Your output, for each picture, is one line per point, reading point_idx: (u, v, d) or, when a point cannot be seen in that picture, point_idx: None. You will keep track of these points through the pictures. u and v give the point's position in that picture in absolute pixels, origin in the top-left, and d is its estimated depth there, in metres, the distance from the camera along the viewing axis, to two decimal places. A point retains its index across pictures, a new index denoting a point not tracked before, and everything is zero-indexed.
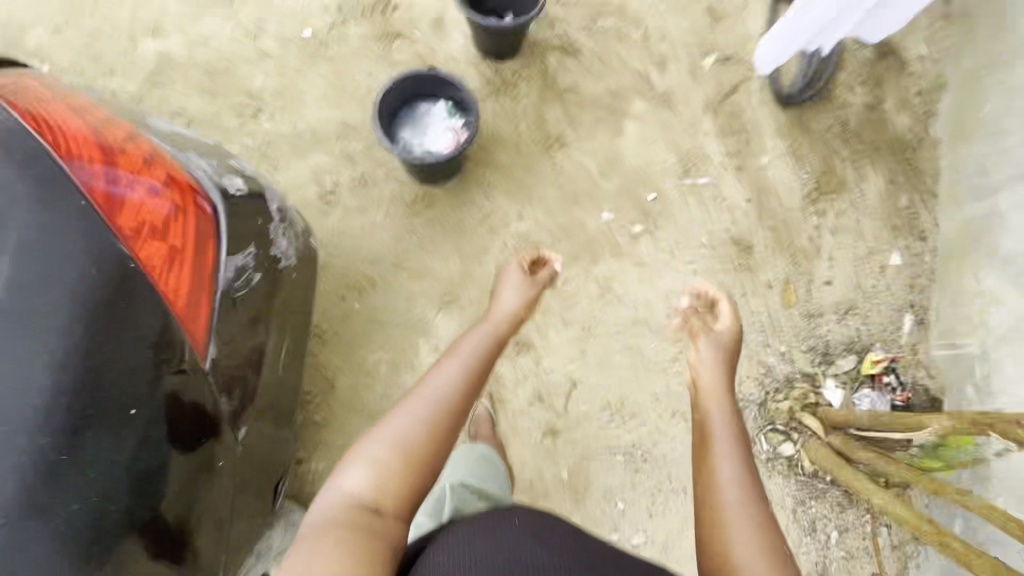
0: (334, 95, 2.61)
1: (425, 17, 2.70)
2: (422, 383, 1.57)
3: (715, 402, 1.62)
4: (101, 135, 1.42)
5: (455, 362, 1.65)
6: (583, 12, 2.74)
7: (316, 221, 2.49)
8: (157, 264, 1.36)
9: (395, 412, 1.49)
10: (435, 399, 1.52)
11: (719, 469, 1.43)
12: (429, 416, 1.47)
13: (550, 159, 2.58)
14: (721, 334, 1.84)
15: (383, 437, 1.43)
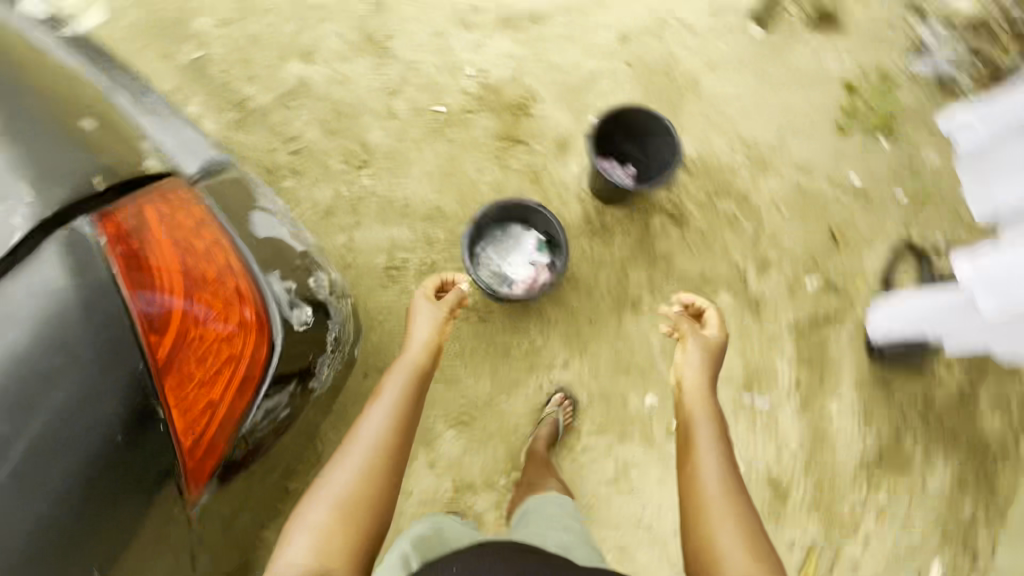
0: (440, 177, 2.62)
1: (553, 135, 2.70)
2: (359, 430, 1.59)
3: (700, 398, 1.74)
4: (155, 232, 1.16)
5: (379, 410, 1.63)
6: (705, 186, 2.69)
7: (373, 290, 2.46)
8: (176, 410, 1.14)
9: (329, 467, 1.50)
10: (367, 445, 1.54)
11: (706, 505, 1.49)
12: (362, 461, 1.49)
13: (616, 318, 2.48)
14: (715, 328, 1.94)
15: (319, 501, 1.43)
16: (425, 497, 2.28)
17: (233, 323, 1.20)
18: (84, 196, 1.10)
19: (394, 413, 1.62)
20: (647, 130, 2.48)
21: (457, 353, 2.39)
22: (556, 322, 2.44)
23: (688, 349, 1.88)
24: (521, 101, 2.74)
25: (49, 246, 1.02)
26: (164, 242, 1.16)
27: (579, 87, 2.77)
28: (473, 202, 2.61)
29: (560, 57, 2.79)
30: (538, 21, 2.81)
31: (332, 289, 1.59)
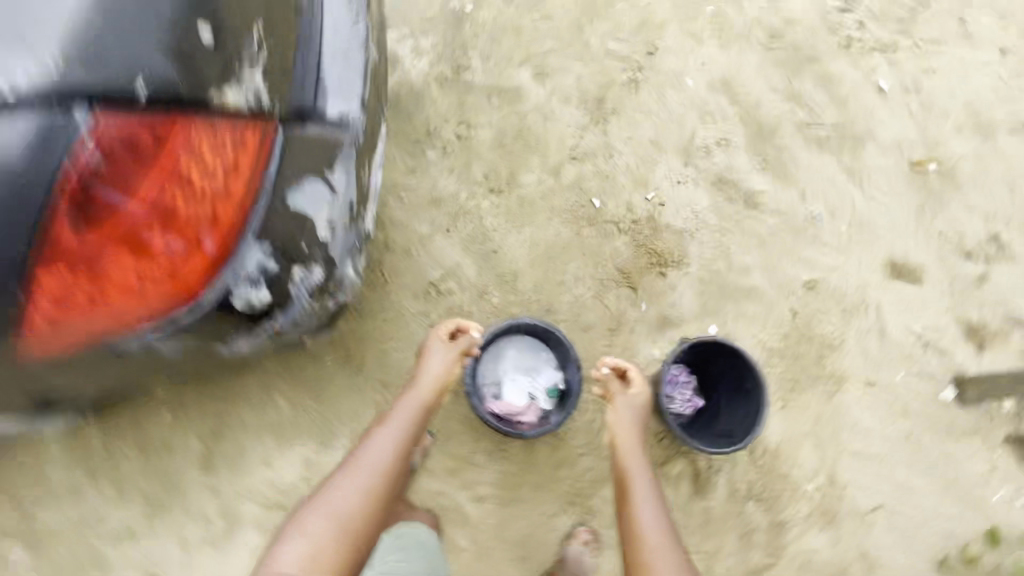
0: (542, 254, 2.48)
1: (664, 309, 2.46)
2: (356, 460, 1.69)
3: (638, 468, 1.88)
4: (166, 122, 1.07)
5: (377, 441, 1.76)
6: (751, 479, 2.30)
7: (405, 291, 2.40)
8: (57, 289, 1.10)
9: (329, 486, 1.60)
10: (366, 467, 1.67)
11: (652, 559, 1.61)
12: (359, 481, 1.62)
13: (558, 507, 2.21)
14: (637, 399, 2.04)
15: (317, 512, 1.54)
16: (276, 482, 2.18)
17: (178, 256, 1.17)
18: (114, 94, 0.99)
19: (390, 446, 1.75)
20: (743, 392, 2.15)
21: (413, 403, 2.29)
22: (508, 459, 2.21)
23: (615, 416, 2.01)
24: (666, 258, 2.52)
25: (28, 116, 0.94)
26: (170, 135, 1.08)
27: (728, 293, 2.51)
28: (546, 298, 2.44)
29: (740, 257, 2.56)
30: (752, 213, 2.63)
31: (313, 288, 1.55)
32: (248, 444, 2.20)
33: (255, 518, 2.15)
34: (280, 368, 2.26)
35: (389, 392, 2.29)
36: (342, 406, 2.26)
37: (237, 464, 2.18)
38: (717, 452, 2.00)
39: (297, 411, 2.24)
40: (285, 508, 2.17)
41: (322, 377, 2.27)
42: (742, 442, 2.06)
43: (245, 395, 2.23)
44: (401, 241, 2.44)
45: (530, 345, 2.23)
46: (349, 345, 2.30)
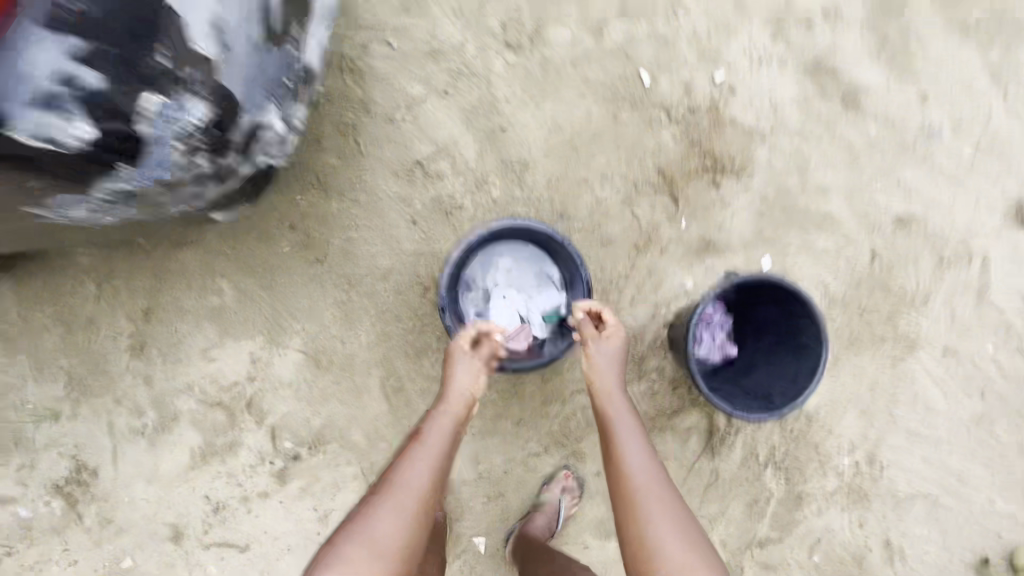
0: (564, 140, 1.91)
1: (708, 230, 1.93)
2: (396, 489, 1.27)
3: (622, 407, 1.45)
4: None
5: (419, 459, 1.33)
6: (774, 444, 1.92)
7: (385, 167, 1.90)
8: None
9: (368, 521, 1.21)
10: (411, 496, 1.26)
11: (649, 527, 1.25)
12: (413, 511, 1.25)
13: (542, 446, 1.89)
14: (614, 336, 1.54)
15: (375, 555, 1.17)
16: (218, 378, 1.86)
17: None
18: None
19: (436, 469, 1.33)
20: (791, 346, 1.68)
21: (382, 307, 1.88)
22: (491, 387, 1.87)
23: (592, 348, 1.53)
24: (724, 162, 1.93)
25: None
26: None
27: (795, 217, 1.95)
28: (562, 197, 1.91)
29: (820, 173, 1.97)
30: (849, 116, 1.98)
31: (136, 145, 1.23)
32: (187, 329, 1.86)
33: (191, 415, 1.85)
34: (226, 245, 1.87)
35: (355, 291, 1.88)
36: (296, 298, 1.88)
37: (174, 351, 1.86)
38: (744, 415, 1.57)
39: (243, 297, 1.87)
40: (226, 407, 1.86)
41: (276, 261, 1.88)
42: (778, 406, 1.62)
43: (184, 273, 1.86)
44: (385, 103, 1.90)
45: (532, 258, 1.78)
46: (311, 228, 1.88)
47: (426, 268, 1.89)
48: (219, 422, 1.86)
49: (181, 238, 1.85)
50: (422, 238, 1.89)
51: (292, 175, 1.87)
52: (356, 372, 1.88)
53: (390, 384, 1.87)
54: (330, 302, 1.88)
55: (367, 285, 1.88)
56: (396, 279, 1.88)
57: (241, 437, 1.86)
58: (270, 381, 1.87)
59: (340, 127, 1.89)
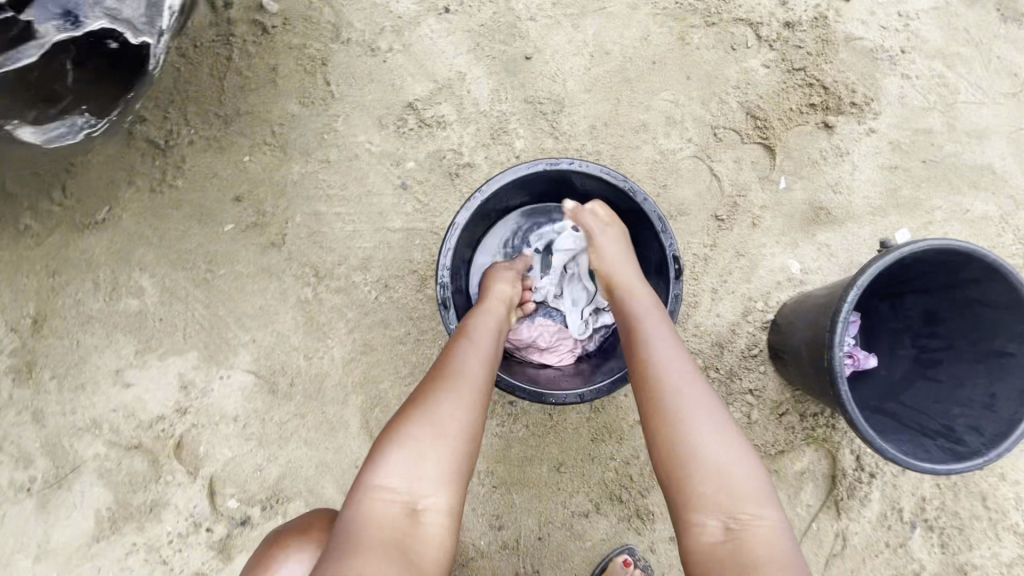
0: (611, 71, 1.37)
1: (818, 192, 1.37)
2: (457, 371, 0.88)
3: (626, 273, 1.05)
4: None
5: (474, 346, 0.94)
6: (924, 494, 1.34)
7: (364, 114, 1.36)
8: None
9: (427, 402, 0.83)
10: (470, 383, 0.87)
11: (671, 404, 0.83)
12: (487, 401, 0.87)
13: (592, 501, 1.33)
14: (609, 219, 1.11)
15: (438, 441, 0.80)
16: (134, 412, 1.33)
17: None
18: None
19: (497, 357, 0.95)
20: (976, 352, 1.10)
21: (363, 308, 1.34)
22: (518, 419, 1.33)
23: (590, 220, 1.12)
24: (837, 97, 1.37)
25: None
26: None
27: (942, 171, 1.38)
28: (611, 149, 1.36)
29: (973, 109, 1.39)
30: (1010, 28, 1.41)
31: None
32: (94, 343, 1.34)
33: (97, 464, 1.32)
34: (145, 227, 1.35)
35: (325, 286, 1.34)
36: (244, 298, 1.35)
37: (75, 374, 1.34)
38: (927, 467, 1.01)
39: (170, 298, 1.35)
40: (146, 453, 1.33)
41: (215, 247, 1.35)
42: (975, 448, 1.04)
43: (87, 267, 1.34)
44: (363, 26, 1.38)
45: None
46: (262, 199, 1.35)
47: (423, 252, 1.35)
48: (136, 474, 1.32)
49: (85, 220, 1.35)
50: (417, 210, 1.35)
51: (236, 128, 1.36)
52: (327, 401, 1.33)
53: (375, 418, 1.33)
54: (291, 302, 1.34)
55: (342, 278, 1.34)
56: (382, 269, 1.34)
57: (167, 494, 1.32)
58: (207, 415, 1.33)
59: (302, 61, 1.37)
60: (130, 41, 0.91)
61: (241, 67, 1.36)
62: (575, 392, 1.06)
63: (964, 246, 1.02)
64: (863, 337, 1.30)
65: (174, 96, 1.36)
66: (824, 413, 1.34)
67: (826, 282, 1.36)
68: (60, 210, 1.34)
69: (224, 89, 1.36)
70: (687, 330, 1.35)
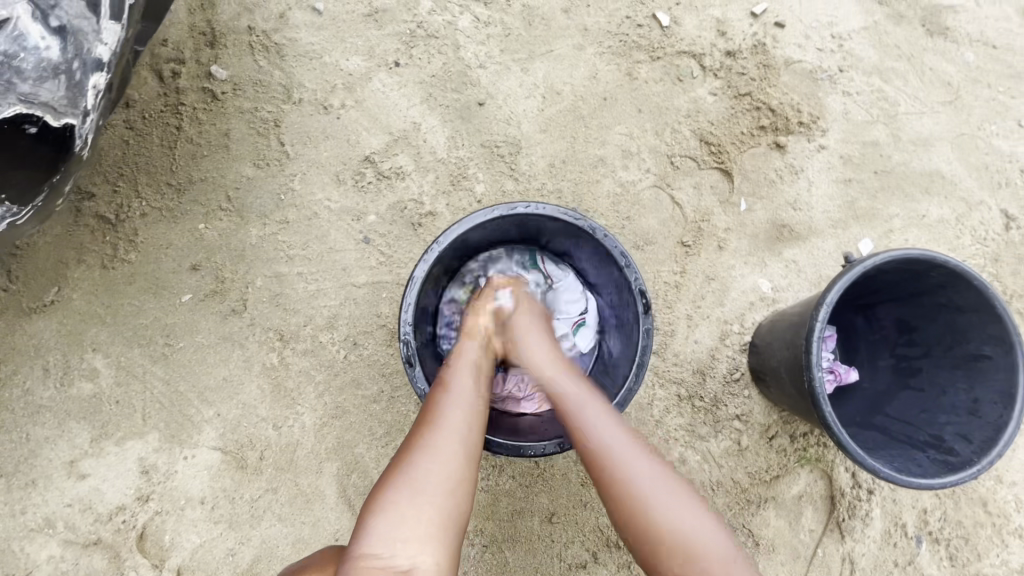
0: (564, 111, 1.39)
1: (779, 210, 1.39)
2: (437, 426, 0.85)
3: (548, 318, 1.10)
4: None
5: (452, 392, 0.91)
6: (925, 506, 1.31)
7: (321, 171, 1.35)
8: None
9: (409, 457, 0.82)
10: (452, 432, 0.85)
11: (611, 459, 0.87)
12: (473, 456, 0.84)
13: (589, 551, 1.26)
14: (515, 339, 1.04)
15: (418, 502, 0.77)
16: (92, 505, 1.24)
17: None
18: None
19: (481, 402, 0.92)
20: (952, 358, 1.10)
21: (332, 369, 1.29)
22: (503, 470, 1.27)
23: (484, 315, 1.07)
24: (785, 118, 1.41)
25: None
26: None
27: (895, 180, 1.41)
28: (572, 185, 1.37)
29: (914, 119, 1.44)
30: (937, 42, 1.48)
31: None
32: (43, 434, 1.25)
33: (52, 566, 1.22)
34: (97, 305, 1.29)
35: (291, 350, 1.29)
36: (206, 370, 1.28)
37: (24, 469, 1.24)
38: (921, 481, 0.99)
39: (126, 377, 1.28)
40: (105, 549, 1.23)
41: (173, 320, 1.30)
42: (966, 457, 1.02)
43: (36, 353, 1.27)
44: (314, 86, 1.38)
45: (559, 280, 1.22)
46: (220, 266, 1.31)
47: (391, 304, 1.31)
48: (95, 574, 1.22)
49: (32, 304, 1.28)
50: (381, 263, 1.32)
51: (190, 196, 1.33)
52: (300, 471, 1.26)
53: (352, 484, 1.26)
54: (255, 369, 1.28)
55: (308, 339, 1.29)
56: (349, 326, 1.30)
57: None
58: (172, 500, 1.25)
59: (254, 124, 1.36)
60: (50, 123, 0.84)
61: (192, 135, 1.34)
62: (556, 441, 1.01)
63: (924, 254, 1.02)
64: (841, 350, 1.29)
65: (124, 169, 1.32)
66: (814, 431, 1.31)
67: (798, 298, 1.36)
68: (6, 296, 1.28)
69: (174, 157, 1.34)
70: (666, 360, 1.33)
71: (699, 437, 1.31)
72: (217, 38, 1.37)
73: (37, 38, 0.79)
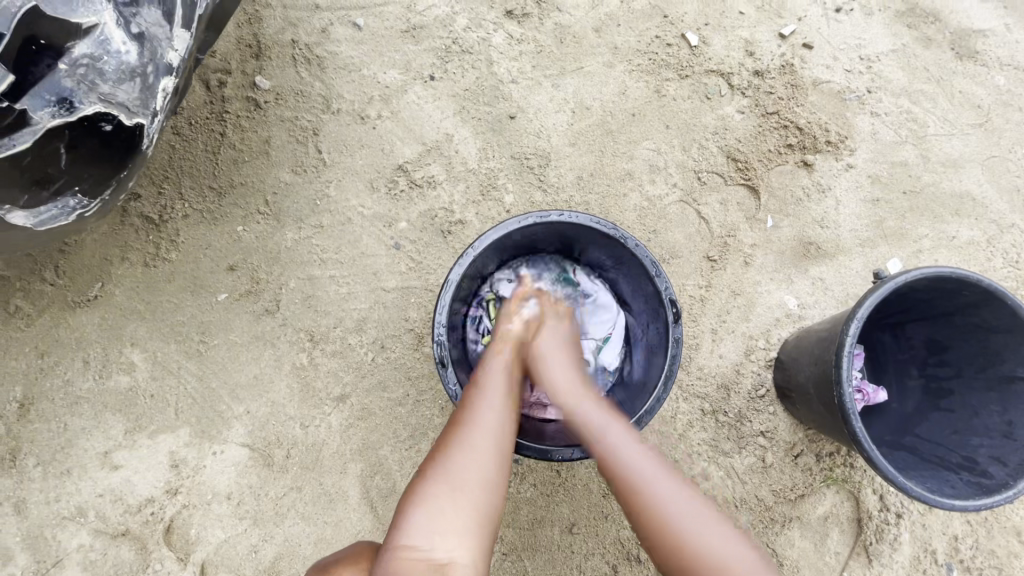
0: (593, 125, 1.43)
1: (806, 228, 1.39)
2: (471, 424, 0.87)
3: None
4: None
5: (488, 392, 0.93)
6: (956, 533, 1.27)
7: (356, 178, 1.39)
8: None
9: (447, 452, 0.83)
10: (488, 432, 0.86)
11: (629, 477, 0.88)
12: (507, 452, 0.85)
13: (609, 563, 1.25)
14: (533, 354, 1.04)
15: (457, 495, 0.78)
16: (123, 496, 1.27)
17: None
18: None
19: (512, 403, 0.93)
20: (985, 379, 1.08)
21: (360, 370, 1.31)
22: (525, 478, 1.27)
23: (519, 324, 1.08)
24: (813, 136, 1.42)
25: None
26: None
27: (924, 200, 1.41)
28: (599, 198, 1.39)
29: (944, 141, 1.44)
30: (967, 65, 1.48)
31: None
32: (79, 425, 1.29)
33: (81, 555, 1.25)
34: (137, 301, 1.34)
35: (320, 351, 1.32)
36: (238, 367, 1.32)
37: (59, 458, 1.28)
38: (949, 501, 0.98)
39: (161, 372, 1.32)
40: (133, 540, 1.25)
41: (209, 317, 1.34)
42: (1001, 480, 1.00)
43: (77, 345, 1.32)
44: (352, 97, 1.43)
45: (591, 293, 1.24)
46: (256, 267, 1.35)
47: (419, 309, 1.34)
48: (122, 564, 1.25)
49: (76, 298, 1.33)
50: (411, 269, 1.35)
51: (231, 199, 1.38)
52: (325, 471, 1.28)
53: (375, 486, 1.27)
54: (285, 369, 1.31)
55: (337, 341, 1.32)
56: (378, 330, 1.33)
57: None
58: (200, 495, 1.27)
59: (294, 132, 1.41)
60: (124, 122, 0.89)
61: (235, 141, 1.40)
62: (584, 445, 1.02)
63: (956, 272, 1.02)
64: (868, 369, 1.28)
65: (169, 172, 1.38)
66: (841, 451, 1.29)
67: (825, 316, 1.35)
68: (51, 289, 1.33)
69: (217, 162, 1.39)
70: (691, 373, 1.33)
71: (722, 452, 1.30)
72: (263, 51, 1.44)
73: (119, 43, 0.85)
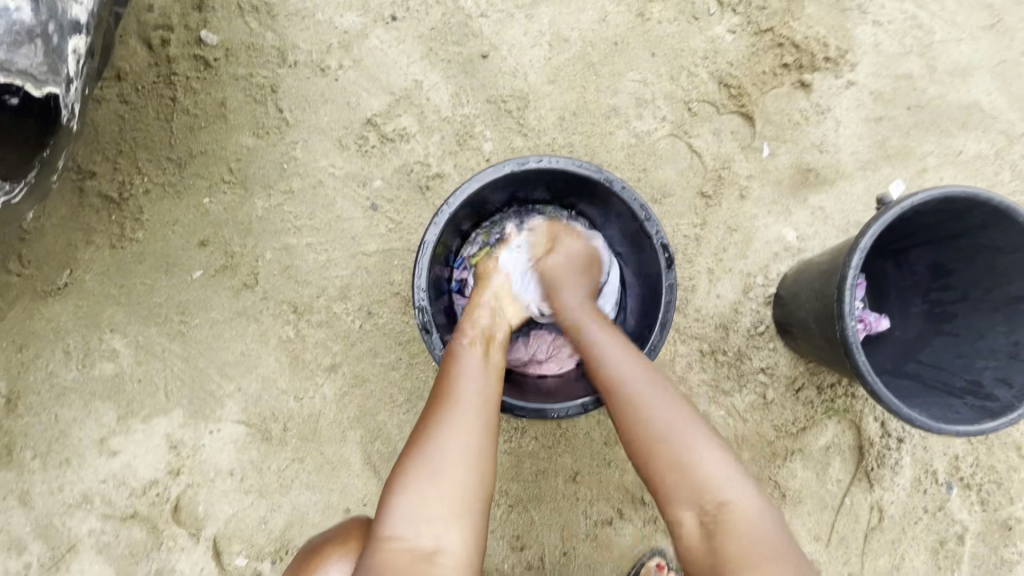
0: (572, 59, 1.32)
1: (804, 154, 1.31)
2: (451, 402, 0.84)
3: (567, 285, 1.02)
4: None
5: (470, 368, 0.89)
6: (957, 453, 1.28)
7: (323, 137, 1.30)
8: None
9: (428, 434, 0.80)
10: (470, 413, 0.82)
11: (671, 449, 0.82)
12: (492, 427, 0.83)
13: (614, 507, 1.27)
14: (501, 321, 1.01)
15: (439, 482, 0.76)
16: (125, 480, 1.27)
17: None
18: None
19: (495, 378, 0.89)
20: (991, 301, 1.05)
21: (348, 339, 1.28)
22: (525, 432, 1.27)
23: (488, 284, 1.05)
24: (810, 53, 1.32)
25: None
26: None
27: (929, 114, 1.32)
28: (584, 138, 1.30)
29: (951, 47, 1.33)
30: None
31: None
32: (70, 416, 1.27)
33: (94, 539, 1.26)
34: (111, 285, 1.29)
35: (305, 322, 1.28)
36: (223, 345, 1.28)
37: (56, 449, 1.27)
38: (960, 428, 0.97)
39: (146, 356, 1.28)
40: (143, 521, 1.27)
41: (186, 296, 1.29)
42: (1008, 402, 0.99)
43: (55, 335, 1.28)
44: (309, 47, 1.31)
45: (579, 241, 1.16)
46: (228, 241, 1.29)
47: (403, 272, 1.28)
48: (136, 544, 1.26)
49: (46, 287, 1.28)
50: (391, 230, 1.29)
51: (193, 169, 1.30)
52: (325, 441, 1.27)
53: (376, 451, 1.27)
54: (272, 343, 1.28)
55: (322, 311, 1.28)
56: (363, 296, 1.28)
57: (171, 561, 1.26)
58: (202, 473, 1.27)
59: (250, 90, 1.31)
60: (32, 93, 0.87)
61: (188, 105, 1.30)
62: (579, 402, 1.01)
63: (963, 191, 0.96)
64: (870, 298, 1.24)
65: (123, 144, 1.29)
66: (842, 382, 1.28)
67: (825, 246, 1.30)
68: (20, 280, 1.28)
69: (172, 130, 1.30)
70: (688, 316, 1.29)
71: (722, 392, 1.29)
72: (204, 1, 1.30)
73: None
